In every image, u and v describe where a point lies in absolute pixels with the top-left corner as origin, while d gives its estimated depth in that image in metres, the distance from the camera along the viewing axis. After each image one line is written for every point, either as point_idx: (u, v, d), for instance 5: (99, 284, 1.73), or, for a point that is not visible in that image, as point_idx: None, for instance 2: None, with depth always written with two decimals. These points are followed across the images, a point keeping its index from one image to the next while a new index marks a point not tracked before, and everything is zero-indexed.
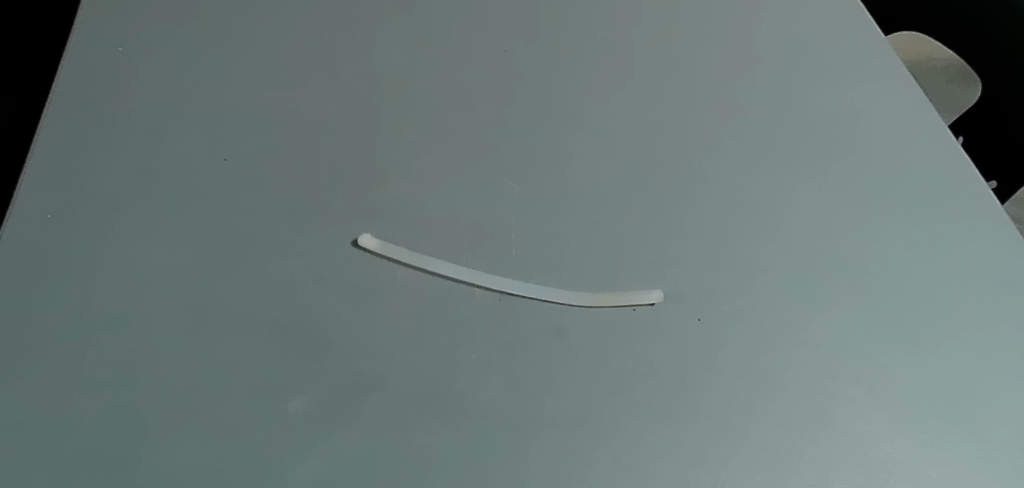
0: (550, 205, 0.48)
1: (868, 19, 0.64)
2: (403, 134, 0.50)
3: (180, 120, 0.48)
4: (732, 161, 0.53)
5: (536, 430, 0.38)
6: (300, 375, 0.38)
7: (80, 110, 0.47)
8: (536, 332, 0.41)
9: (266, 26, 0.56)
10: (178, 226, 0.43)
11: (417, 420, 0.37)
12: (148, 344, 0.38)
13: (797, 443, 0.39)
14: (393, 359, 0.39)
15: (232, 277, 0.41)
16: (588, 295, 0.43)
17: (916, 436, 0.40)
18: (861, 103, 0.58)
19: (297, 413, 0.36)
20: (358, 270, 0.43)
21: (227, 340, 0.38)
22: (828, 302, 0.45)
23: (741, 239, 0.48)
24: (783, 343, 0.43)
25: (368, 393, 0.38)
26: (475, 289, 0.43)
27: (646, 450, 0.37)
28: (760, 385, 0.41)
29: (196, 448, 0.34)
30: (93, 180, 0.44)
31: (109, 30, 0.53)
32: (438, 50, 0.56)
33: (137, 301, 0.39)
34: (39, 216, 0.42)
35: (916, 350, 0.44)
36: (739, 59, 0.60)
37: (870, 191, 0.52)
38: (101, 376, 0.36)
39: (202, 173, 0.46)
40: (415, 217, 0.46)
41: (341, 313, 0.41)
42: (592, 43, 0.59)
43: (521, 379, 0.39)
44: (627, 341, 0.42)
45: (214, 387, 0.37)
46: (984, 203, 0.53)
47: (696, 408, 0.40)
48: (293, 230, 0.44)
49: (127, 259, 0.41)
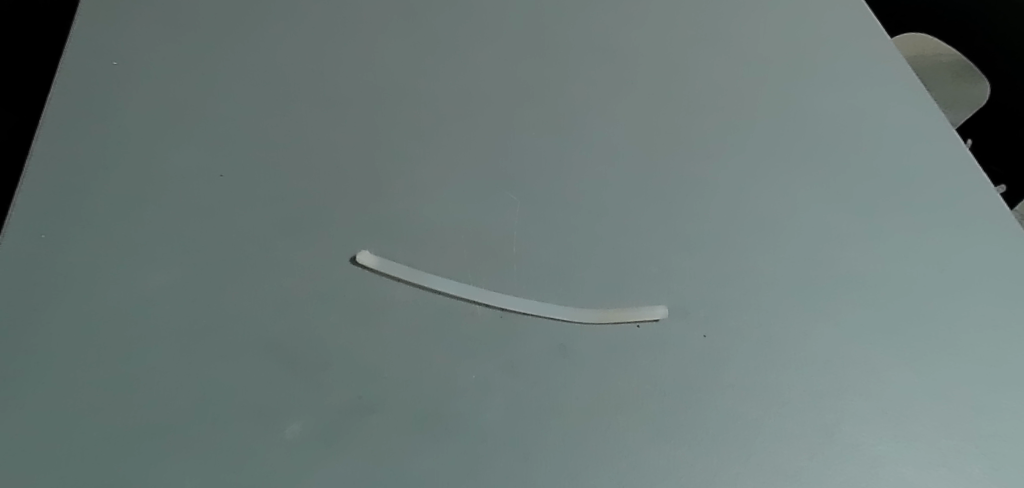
0: (552, 218, 0.47)
1: (874, 23, 0.64)
2: (403, 147, 0.50)
3: (176, 135, 0.48)
4: (737, 169, 0.52)
5: (540, 452, 0.37)
6: (298, 397, 0.37)
7: (75, 127, 0.47)
8: (538, 350, 0.41)
9: (264, 38, 0.55)
10: (174, 243, 0.42)
11: (418, 442, 0.36)
12: (144, 366, 0.37)
13: (806, 464, 0.38)
14: (394, 379, 0.38)
15: (229, 295, 0.40)
16: (592, 310, 0.43)
17: (926, 454, 0.39)
18: (867, 108, 0.57)
19: (295, 437, 0.36)
20: (356, 288, 0.42)
21: (225, 362, 0.38)
22: (836, 315, 0.45)
23: (746, 250, 0.47)
24: (790, 358, 0.42)
25: (367, 414, 0.37)
26: (475, 306, 0.42)
27: (651, 472, 0.37)
28: (767, 402, 0.40)
29: (193, 474, 0.34)
30: (89, 197, 0.44)
31: (104, 42, 0.53)
32: (438, 60, 0.56)
33: (134, 321, 0.39)
34: (35, 235, 0.41)
35: (924, 363, 0.43)
36: (743, 64, 0.59)
37: (878, 200, 0.52)
38: (96, 399, 0.36)
39: (200, 188, 0.45)
40: (415, 232, 0.45)
41: (341, 332, 0.40)
42: (594, 51, 0.58)
43: (523, 400, 0.39)
44: (632, 357, 0.41)
45: (211, 410, 0.36)
46: (993, 210, 0.52)
47: (701, 427, 0.39)
48: (291, 247, 0.43)
49: (123, 278, 0.40)
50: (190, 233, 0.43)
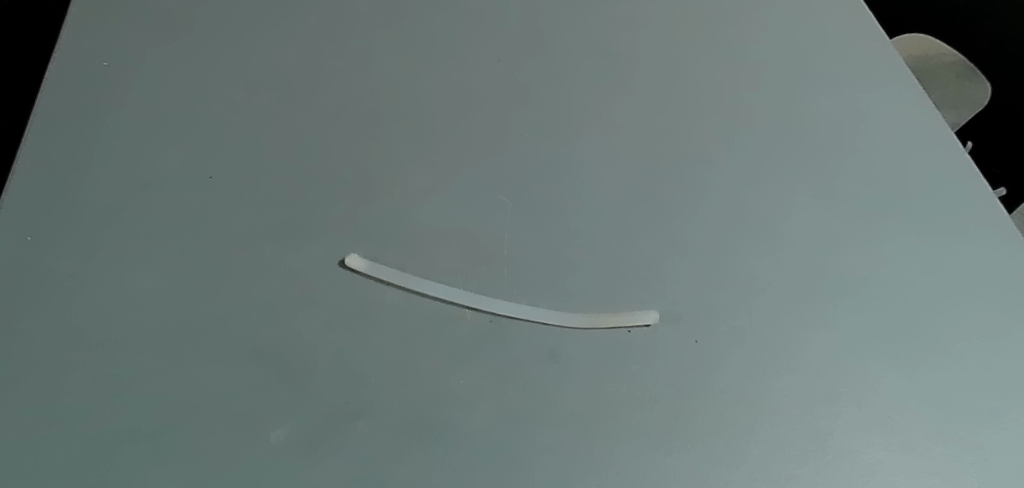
0: (545, 222, 0.47)
1: (875, 26, 0.63)
2: (396, 149, 0.49)
3: (166, 136, 0.48)
4: (733, 173, 0.52)
5: (529, 458, 0.37)
6: (284, 402, 0.37)
7: (65, 128, 0.47)
8: (528, 356, 0.40)
9: (257, 39, 0.55)
10: (161, 246, 0.42)
11: (406, 448, 0.36)
12: (128, 369, 0.37)
13: (798, 471, 0.38)
14: (383, 385, 0.38)
15: (216, 298, 0.40)
16: (582, 316, 0.42)
17: (919, 462, 0.39)
18: (866, 111, 0.57)
19: (280, 442, 0.35)
20: (345, 292, 0.41)
21: (210, 367, 0.37)
22: (831, 320, 0.44)
23: (740, 254, 0.47)
24: (784, 364, 0.42)
25: (353, 420, 0.37)
26: (465, 310, 0.42)
27: (642, 480, 0.36)
28: (759, 409, 0.40)
29: (174, 478, 0.34)
30: (77, 198, 0.43)
31: (96, 43, 0.52)
32: (433, 62, 0.55)
33: (119, 324, 0.38)
34: (22, 236, 0.41)
35: (920, 369, 0.43)
36: (742, 67, 0.59)
37: (875, 205, 0.51)
38: (78, 403, 0.35)
39: (189, 190, 0.45)
40: (406, 236, 0.45)
41: (329, 337, 0.40)
42: (591, 54, 0.58)
43: (513, 406, 0.38)
44: (623, 363, 0.41)
45: (194, 414, 0.36)
46: (991, 215, 0.52)
47: (693, 434, 0.38)
48: (281, 250, 0.43)
49: (109, 280, 0.40)
50: (178, 235, 0.43)
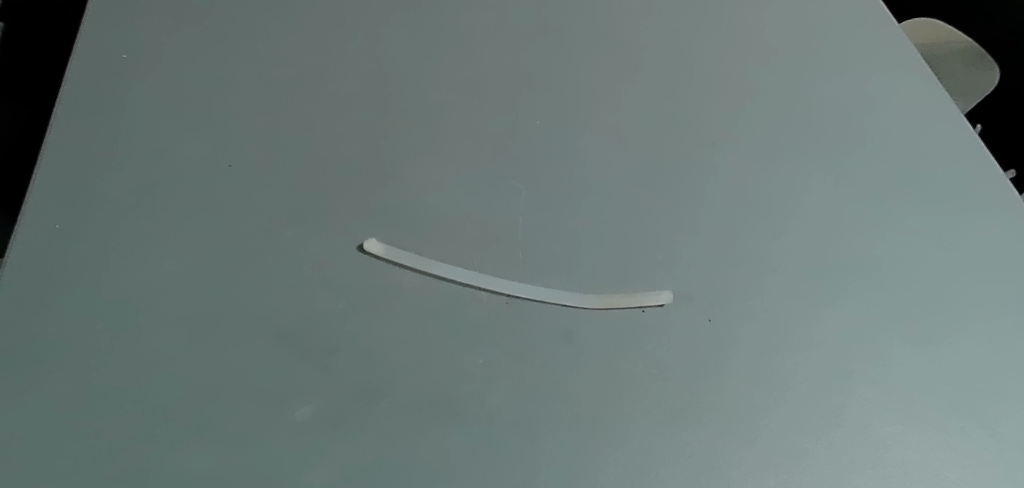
0: (558, 204, 0.47)
1: (882, 9, 0.63)
2: (409, 136, 0.50)
3: (185, 125, 0.49)
4: (744, 156, 0.52)
5: (547, 435, 0.37)
6: (306, 381, 0.38)
7: (88, 118, 0.48)
8: (544, 335, 0.41)
9: (269, 29, 0.55)
10: (184, 232, 0.43)
11: (427, 425, 0.37)
12: (155, 351, 0.38)
13: (812, 445, 0.38)
14: (402, 365, 0.39)
15: (238, 282, 0.41)
16: (596, 296, 0.43)
17: (932, 436, 0.40)
18: (876, 93, 0.57)
19: (304, 420, 0.36)
20: (364, 275, 0.42)
21: (235, 348, 0.39)
22: (843, 299, 0.45)
23: (752, 235, 0.47)
24: (797, 342, 0.42)
25: (375, 399, 0.38)
26: (481, 292, 0.42)
27: (659, 453, 0.37)
28: (772, 386, 0.40)
29: (204, 455, 0.35)
30: (101, 187, 0.44)
31: (113, 35, 0.53)
32: (444, 49, 0.56)
33: (144, 307, 0.39)
34: (49, 224, 0.42)
35: (931, 346, 0.43)
36: (751, 49, 0.59)
37: (886, 186, 0.51)
38: (109, 383, 0.36)
39: (209, 178, 0.46)
40: (421, 220, 0.46)
41: (348, 319, 0.40)
42: (599, 40, 0.58)
43: (530, 385, 0.39)
44: (637, 342, 0.41)
45: (220, 393, 0.37)
46: (1002, 194, 0.52)
47: (708, 410, 0.39)
48: (300, 235, 0.44)
49: (135, 265, 0.41)
50: (199, 221, 0.44)
